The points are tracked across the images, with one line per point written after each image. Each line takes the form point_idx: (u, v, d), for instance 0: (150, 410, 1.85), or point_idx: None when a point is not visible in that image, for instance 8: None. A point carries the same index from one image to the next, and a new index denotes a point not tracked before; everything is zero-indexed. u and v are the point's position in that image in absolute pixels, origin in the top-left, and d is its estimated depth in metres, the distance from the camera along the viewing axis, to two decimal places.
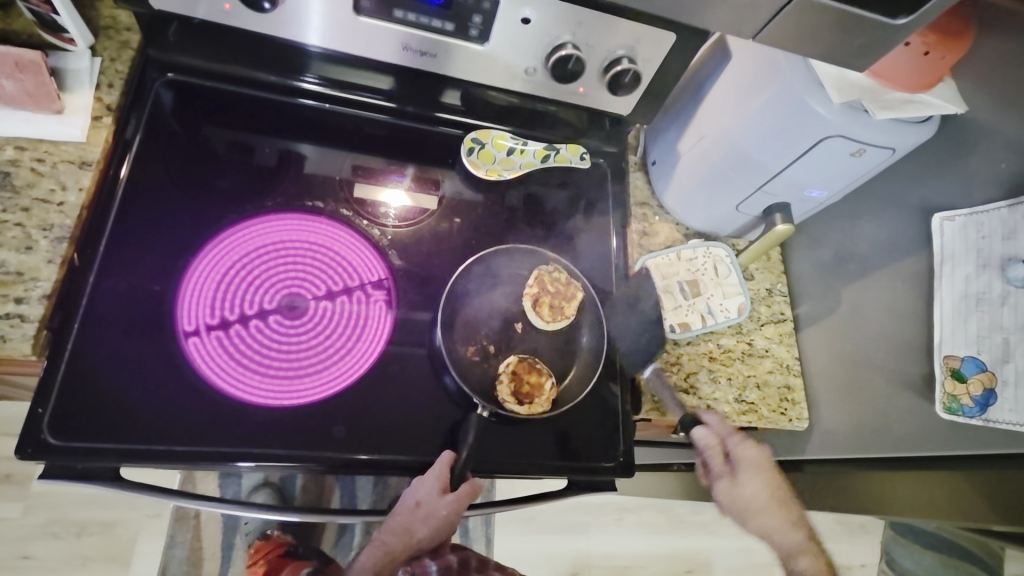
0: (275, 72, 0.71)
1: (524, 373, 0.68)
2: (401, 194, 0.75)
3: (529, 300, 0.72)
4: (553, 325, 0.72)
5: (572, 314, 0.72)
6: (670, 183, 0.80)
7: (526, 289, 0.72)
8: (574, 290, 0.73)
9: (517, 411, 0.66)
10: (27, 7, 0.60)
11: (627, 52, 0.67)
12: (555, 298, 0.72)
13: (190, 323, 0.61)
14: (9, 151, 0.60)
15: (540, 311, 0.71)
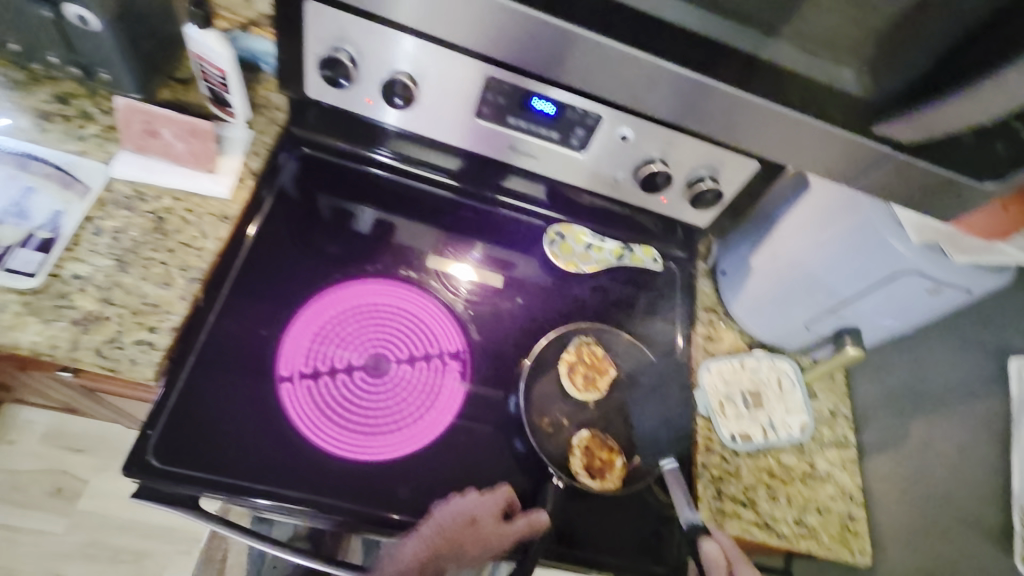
0: (358, 143, 0.80)
1: (597, 449, 0.70)
2: (468, 268, 0.81)
3: (565, 365, 0.74)
4: (584, 395, 0.73)
5: (602, 388, 0.74)
6: (740, 294, 0.82)
7: (565, 354, 0.74)
8: (608, 365, 0.75)
9: (591, 486, 0.67)
10: (208, 86, 0.72)
11: (710, 172, 0.73)
12: (590, 369, 0.74)
13: (285, 369, 0.67)
14: (166, 200, 0.68)
15: (574, 378, 0.73)
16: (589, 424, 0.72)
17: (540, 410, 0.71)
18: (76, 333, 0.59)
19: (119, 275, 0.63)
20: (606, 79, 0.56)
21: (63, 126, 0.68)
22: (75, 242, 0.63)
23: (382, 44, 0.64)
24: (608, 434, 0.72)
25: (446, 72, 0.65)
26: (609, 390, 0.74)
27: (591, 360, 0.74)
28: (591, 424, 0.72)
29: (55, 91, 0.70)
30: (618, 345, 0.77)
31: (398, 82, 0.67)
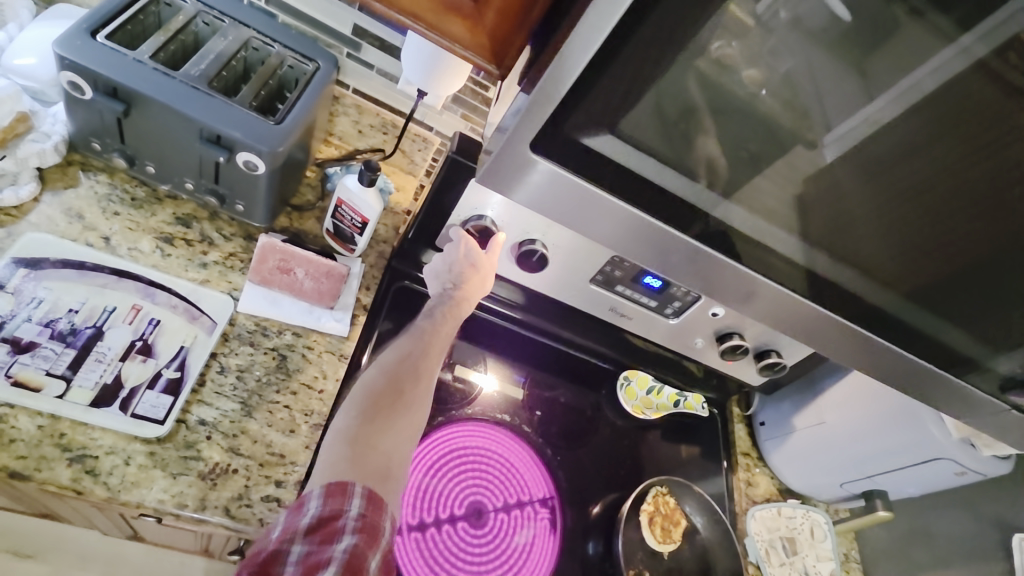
0: None
1: None
2: (491, 378, 0.83)
3: (646, 516, 0.78)
4: (663, 545, 0.78)
5: (678, 538, 0.79)
6: (781, 447, 0.92)
7: (644, 505, 0.78)
8: (680, 515, 0.80)
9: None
10: (333, 221, 0.73)
11: (774, 346, 0.84)
12: (665, 520, 0.79)
13: (395, 521, 0.66)
14: (288, 335, 0.67)
15: (654, 530, 0.78)
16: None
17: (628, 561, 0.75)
18: (203, 489, 0.55)
19: (245, 420, 0.60)
20: (684, 273, 0.61)
21: (185, 253, 0.66)
22: (201, 382, 0.60)
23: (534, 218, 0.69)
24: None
25: (579, 247, 0.72)
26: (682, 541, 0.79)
27: (666, 510, 0.79)
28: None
29: (176, 212, 0.68)
30: (693, 499, 0.82)
31: (535, 251, 0.71)
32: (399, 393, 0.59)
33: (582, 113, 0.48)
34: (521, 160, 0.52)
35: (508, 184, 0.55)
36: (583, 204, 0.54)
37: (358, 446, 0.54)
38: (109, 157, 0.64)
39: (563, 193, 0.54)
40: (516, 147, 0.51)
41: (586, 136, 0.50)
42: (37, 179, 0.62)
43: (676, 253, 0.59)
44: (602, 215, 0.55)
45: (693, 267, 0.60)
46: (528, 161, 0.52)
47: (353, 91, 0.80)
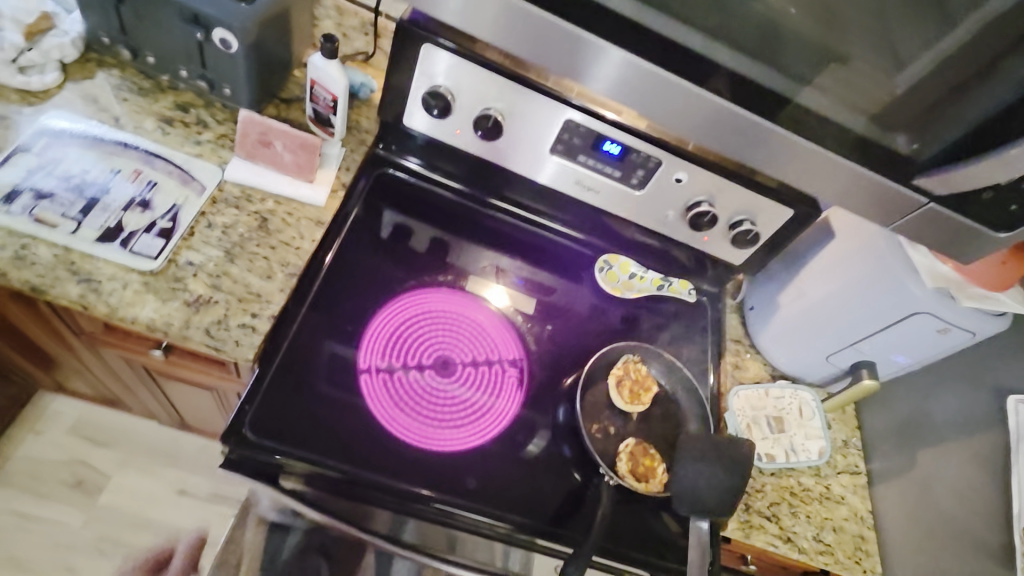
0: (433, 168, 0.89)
1: (641, 455, 0.76)
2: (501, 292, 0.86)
3: (613, 378, 0.80)
4: (631, 406, 0.78)
5: (647, 401, 0.79)
6: (767, 327, 0.91)
7: (613, 369, 0.80)
8: (650, 381, 0.81)
9: (637, 488, 0.73)
10: (312, 106, 0.81)
11: (748, 217, 0.83)
12: (634, 383, 0.80)
13: (364, 361, 0.72)
14: (270, 203, 0.76)
15: (621, 391, 0.79)
16: (633, 433, 0.78)
17: (591, 417, 0.77)
18: (188, 313, 0.65)
19: (228, 265, 0.69)
20: (739, 145, 0.66)
21: (182, 132, 0.76)
22: (191, 233, 0.69)
23: (483, 82, 0.74)
24: (650, 443, 0.77)
25: (531, 111, 0.76)
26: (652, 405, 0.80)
27: (635, 375, 0.81)
28: (636, 433, 0.78)
29: (176, 100, 0.78)
30: (664, 368, 0.83)
31: (489, 117, 0.76)
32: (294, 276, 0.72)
33: None
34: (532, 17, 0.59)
35: (561, 64, 0.63)
36: (641, 79, 0.61)
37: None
38: (118, 50, 0.75)
39: (613, 68, 0.61)
40: (543, 17, 0.59)
41: None
42: (60, 70, 0.73)
43: (720, 121, 0.64)
44: (656, 89, 0.62)
45: (739, 135, 0.64)
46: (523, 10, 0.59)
47: None
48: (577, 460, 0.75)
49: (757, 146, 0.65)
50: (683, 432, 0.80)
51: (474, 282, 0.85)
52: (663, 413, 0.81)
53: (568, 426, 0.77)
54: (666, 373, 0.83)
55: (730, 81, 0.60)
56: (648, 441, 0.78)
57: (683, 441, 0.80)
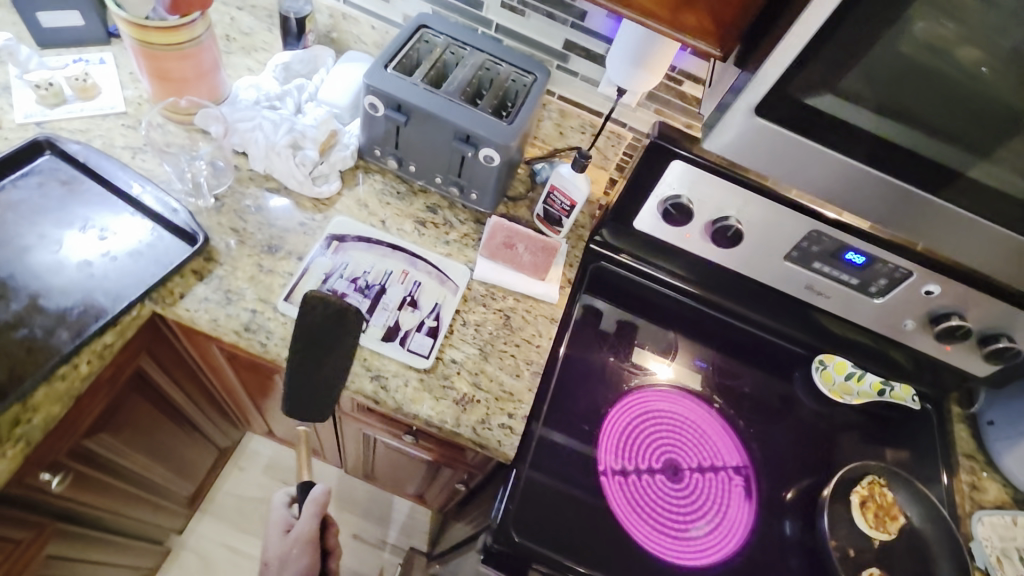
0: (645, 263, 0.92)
1: None
2: (667, 367, 0.86)
3: (858, 497, 0.76)
4: (875, 531, 0.74)
5: (893, 530, 0.75)
6: (1015, 448, 0.83)
7: (856, 487, 0.77)
8: (897, 508, 0.76)
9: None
10: (544, 207, 0.86)
11: (1006, 332, 0.78)
12: (877, 506, 0.76)
13: (603, 464, 0.75)
14: (510, 300, 0.81)
15: (866, 514, 0.75)
16: (877, 564, 0.73)
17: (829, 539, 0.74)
18: (457, 412, 0.70)
19: (483, 363, 0.74)
20: (984, 255, 0.62)
21: (435, 233, 0.84)
22: (451, 331, 0.76)
23: (726, 193, 0.75)
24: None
25: (774, 220, 0.76)
26: (899, 535, 0.75)
27: (880, 497, 0.77)
28: (880, 565, 0.73)
29: (427, 202, 0.86)
30: (909, 495, 0.77)
31: (728, 227, 0.77)
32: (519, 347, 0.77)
33: (811, 74, 0.52)
34: (773, 139, 0.58)
35: (801, 179, 0.61)
36: (878, 192, 0.59)
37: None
38: (385, 160, 0.85)
39: (844, 179, 0.59)
40: (782, 133, 0.57)
41: (810, 96, 0.54)
42: (339, 178, 0.83)
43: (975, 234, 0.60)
44: (889, 200, 0.60)
45: (988, 243, 0.60)
46: (768, 134, 0.57)
47: (559, 98, 0.92)
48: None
49: (1006, 255, 0.61)
50: (933, 567, 0.74)
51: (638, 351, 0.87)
52: (905, 542, 0.75)
53: (807, 549, 0.75)
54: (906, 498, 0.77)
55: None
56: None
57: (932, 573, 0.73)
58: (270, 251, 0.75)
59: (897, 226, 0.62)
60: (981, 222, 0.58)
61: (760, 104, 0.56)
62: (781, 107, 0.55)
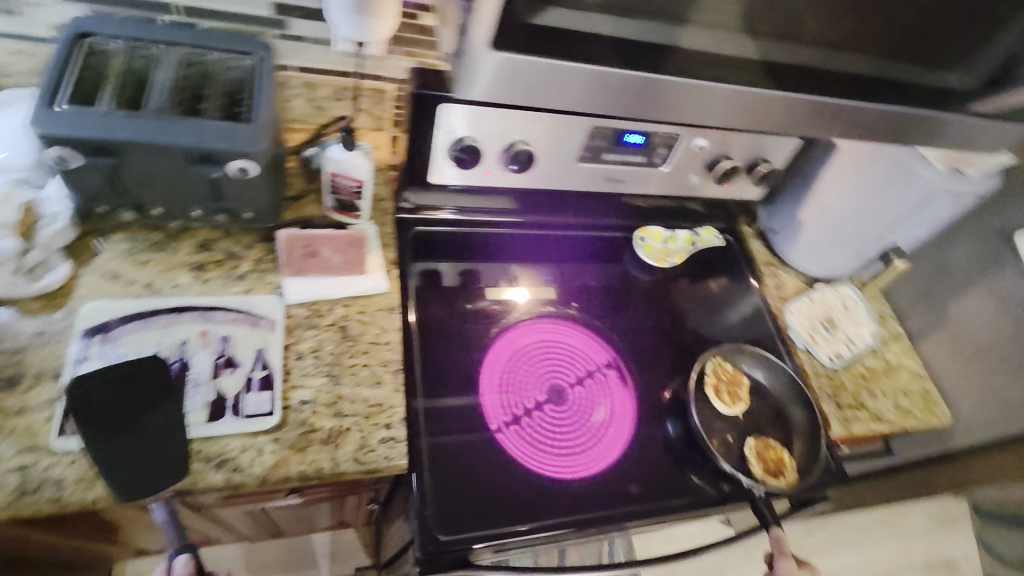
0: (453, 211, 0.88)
1: (766, 452, 0.81)
2: (521, 290, 0.89)
3: (712, 388, 0.84)
4: (735, 408, 0.84)
5: (745, 397, 0.85)
6: (797, 245, 1.00)
7: (708, 379, 0.84)
8: (742, 377, 0.86)
9: (780, 485, 0.78)
10: (332, 196, 0.77)
11: (762, 155, 0.90)
12: (728, 386, 0.84)
13: (494, 422, 0.75)
14: (339, 308, 0.74)
15: (723, 398, 0.84)
16: (749, 432, 0.83)
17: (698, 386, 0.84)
18: (331, 452, 0.64)
19: (337, 387, 0.68)
20: (741, 120, 0.67)
21: (219, 273, 0.71)
22: (287, 371, 0.67)
23: (502, 119, 0.73)
24: (767, 435, 0.83)
25: (555, 131, 0.77)
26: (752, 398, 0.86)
27: (729, 377, 0.85)
28: (752, 431, 0.83)
29: (195, 242, 0.73)
30: (747, 359, 0.88)
31: (519, 150, 0.76)
32: (368, 354, 0.72)
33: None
34: (520, 68, 0.58)
35: (562, 100, 0.62)
36: (631, 90, 0.62)
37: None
38: (118, 214, 0.69)
39: (592, 86, 0.61)
40: (534, 61, 0.58)
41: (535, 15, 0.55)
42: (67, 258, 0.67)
43: (726, 101, 0.64)
44: (654, 94, 0.63)
45: (727, 105, 0.65)
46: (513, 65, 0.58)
47: (296, 70, 0.80)
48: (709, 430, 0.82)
49: (750, 113, 0.67)
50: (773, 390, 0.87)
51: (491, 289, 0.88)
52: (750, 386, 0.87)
53: (688, 444, 0.79)
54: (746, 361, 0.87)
55: (750, 61, 0.62)
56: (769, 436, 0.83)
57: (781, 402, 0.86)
58: (11, 387, 0.60)
59: (662, 116, 0.66)
60: (725, 90, 0.63)
61: (496, 36, 0.56)
62: (518, 34, 0.56)
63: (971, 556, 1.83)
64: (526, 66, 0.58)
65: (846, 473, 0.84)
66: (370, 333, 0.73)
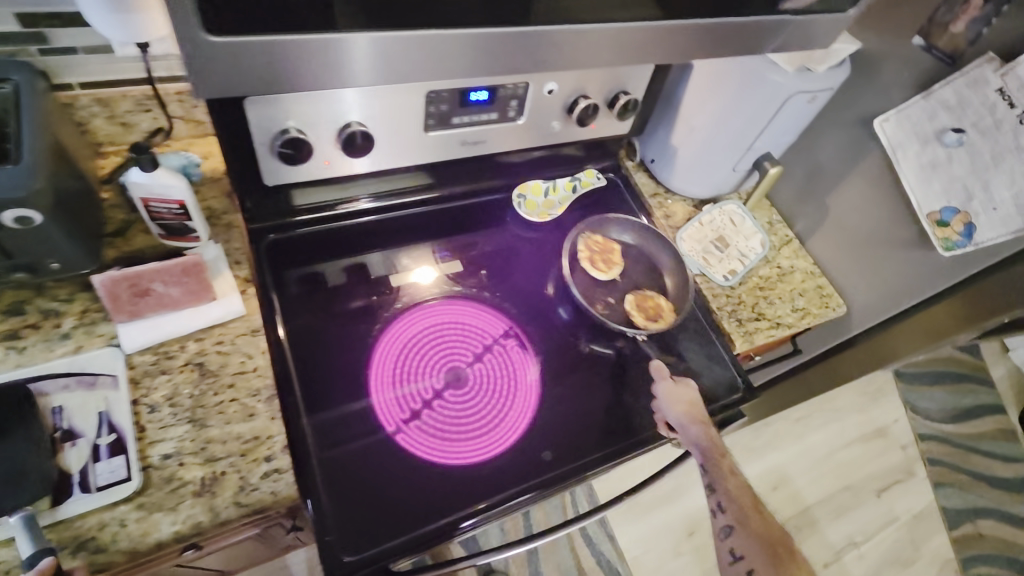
0: (311, 211, 0.80)
1: (644, 300, 0.88)
2: (431, 269, 0.85)
3: (586, 260, 0.89)
4: (611, 270, 0.89)
5: (619, 259, 0.91)
6: (676, 170, 0.98)
7: (580, 252, 0.89)
8: (612, 243, 0.92)
9: (660, 327, 0.85)
10: (156, 223, 0.68)
11: (620, 87, 0.85)
12: (601, 254, 0.90)
13: (390, 424, 0.71)
14: (192, 344, 0.67)
15: (596, 265, 0.89)
16: (628, 291, 0.89)
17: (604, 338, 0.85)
18: (207, 503, 0.59)
19: (204, 431, 0.62)
20: (563, 54, 0.62)
21: (37, 338, 0.63)
22: (141, 428, 0.61)
23: (325, 103, 0.66)
24: (644, 288, 0.89)
25: (389, 104, 0.70)
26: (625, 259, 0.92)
27: (602, 249, 0.91)
28: (630, 287, 0.89)
29: (2, 308, 0.65)
30: (614, 226, 0.94)
31: (354, 133, 0.69)
32: (234, 386, 0.66)
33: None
34: (276, 55, 0.51)
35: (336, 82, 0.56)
36: (406, 54, 0.55)
37: (688, 404, 0.76)
38: None
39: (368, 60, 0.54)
40: (244, 42, 0.49)
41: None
42: None
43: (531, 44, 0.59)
44: (537, 49, 0.60)
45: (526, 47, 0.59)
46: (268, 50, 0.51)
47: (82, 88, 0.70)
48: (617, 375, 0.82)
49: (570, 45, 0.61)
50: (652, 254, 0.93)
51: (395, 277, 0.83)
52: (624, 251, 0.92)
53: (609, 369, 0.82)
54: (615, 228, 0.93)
55: None
56: (644, 290, 0.90)
57: (658, 266, 0.92)
58: None
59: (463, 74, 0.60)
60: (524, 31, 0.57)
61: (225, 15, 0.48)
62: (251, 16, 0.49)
63: (902, 419, 1.98)
64: (236, 50, 0.49)
65: (754, 387, 0.87)
66: (234, 363, 0.67)
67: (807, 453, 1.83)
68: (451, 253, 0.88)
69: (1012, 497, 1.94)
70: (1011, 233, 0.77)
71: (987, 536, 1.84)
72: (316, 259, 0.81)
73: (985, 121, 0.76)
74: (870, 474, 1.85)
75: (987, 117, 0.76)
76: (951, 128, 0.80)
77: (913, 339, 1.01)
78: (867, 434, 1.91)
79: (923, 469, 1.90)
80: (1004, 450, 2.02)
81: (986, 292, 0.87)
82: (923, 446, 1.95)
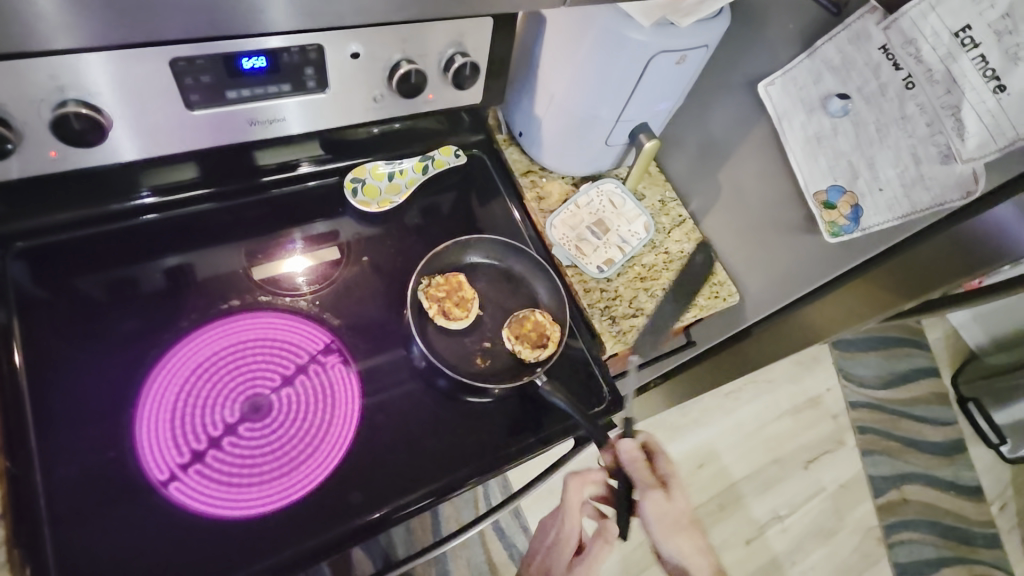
0: (115, 199, 0.70)
1: (522, 328, 0.75)
2: (300, 258, 0.76)
3: (439, 316, 0.73)
4: (473, 310, 0.74)
5: (473, 291, 0.75)
6: (544, 146, 0.85)
7: (428, 310, 0.73)
8: (456, 277, 0.75)
9: (552, 351, 0.73)
10: None
11: (456, 48, 0.70)
12: (453, 297, 0.74)
13: (162, 472, 0.60)
14: None
15: (455, 314, 0.73)
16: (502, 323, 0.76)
17: (464, 353, 0.73)
18: None
19: None
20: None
21: None
22: None
23: (11, 75, 0.51)
24: (513, 314, 0.76)
25: (125, 77, 0.56)
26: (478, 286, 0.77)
27: (450, 288, 0.74)
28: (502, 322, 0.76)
29: None
30: (456, 253, 0.78)
31: (73, 117, 0.55)
32: None
33: None
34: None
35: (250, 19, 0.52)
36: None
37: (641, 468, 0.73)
38: None
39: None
40: None
41: None
42: None
43: None
44: None
45: None
46: None
47: None
48: (457, 386, 0.72)
49: None
50: (512, 270, 0.79)
51: (260, 267, 0.73)
52: (472, 278, 0.78)
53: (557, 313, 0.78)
54: (458, 254, 0.78)
55: None
56: (514, 310, 0.77)
57: (522, 279, 0.79)
58: None
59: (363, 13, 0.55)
60: None
61: None
62: None
63: (835, 387, 1.95)
64: None
65: (622, 397, 0.76)
66: None
67: (735, 426, 1.79)
68: (306, 242, 0.77)
69: (940, 461, 1.94)
70: (897, 217, 0.67)
71: (912, 501, 1.84)
72: (192, 240, 0.74)
73: (870, 86, 0.65)
74: (799, 444, 1.82)
75: (872, 81, 0.65)
76: (836, 94, 0.68)
77: (830, 324, 0.88)
78: (798, 404, 1.88)
79: (853, 437, 1.89)
80: (936, 414, 2.01)
81: (894, 272, 0.73)
82: (854, 413, 1.92)
